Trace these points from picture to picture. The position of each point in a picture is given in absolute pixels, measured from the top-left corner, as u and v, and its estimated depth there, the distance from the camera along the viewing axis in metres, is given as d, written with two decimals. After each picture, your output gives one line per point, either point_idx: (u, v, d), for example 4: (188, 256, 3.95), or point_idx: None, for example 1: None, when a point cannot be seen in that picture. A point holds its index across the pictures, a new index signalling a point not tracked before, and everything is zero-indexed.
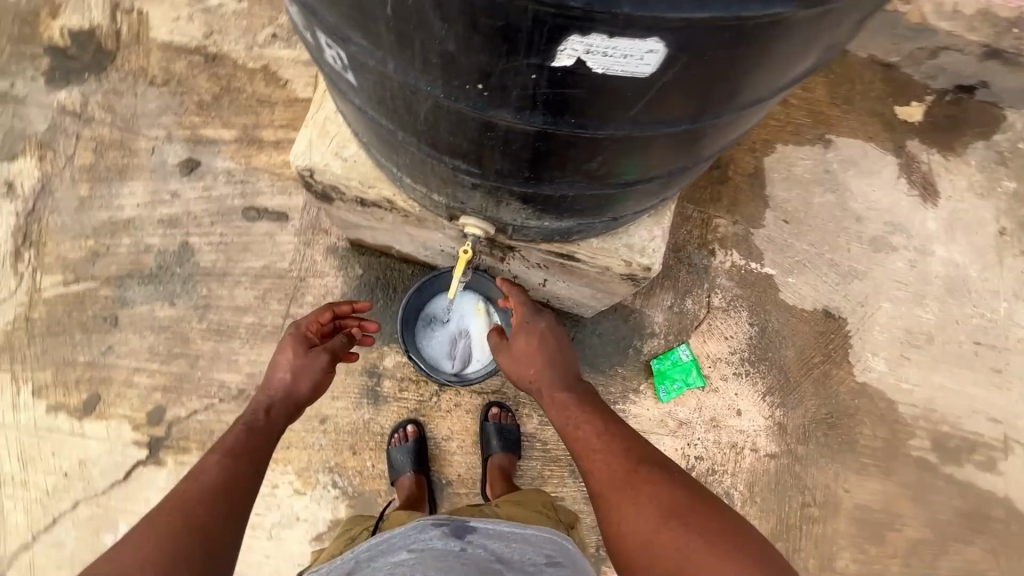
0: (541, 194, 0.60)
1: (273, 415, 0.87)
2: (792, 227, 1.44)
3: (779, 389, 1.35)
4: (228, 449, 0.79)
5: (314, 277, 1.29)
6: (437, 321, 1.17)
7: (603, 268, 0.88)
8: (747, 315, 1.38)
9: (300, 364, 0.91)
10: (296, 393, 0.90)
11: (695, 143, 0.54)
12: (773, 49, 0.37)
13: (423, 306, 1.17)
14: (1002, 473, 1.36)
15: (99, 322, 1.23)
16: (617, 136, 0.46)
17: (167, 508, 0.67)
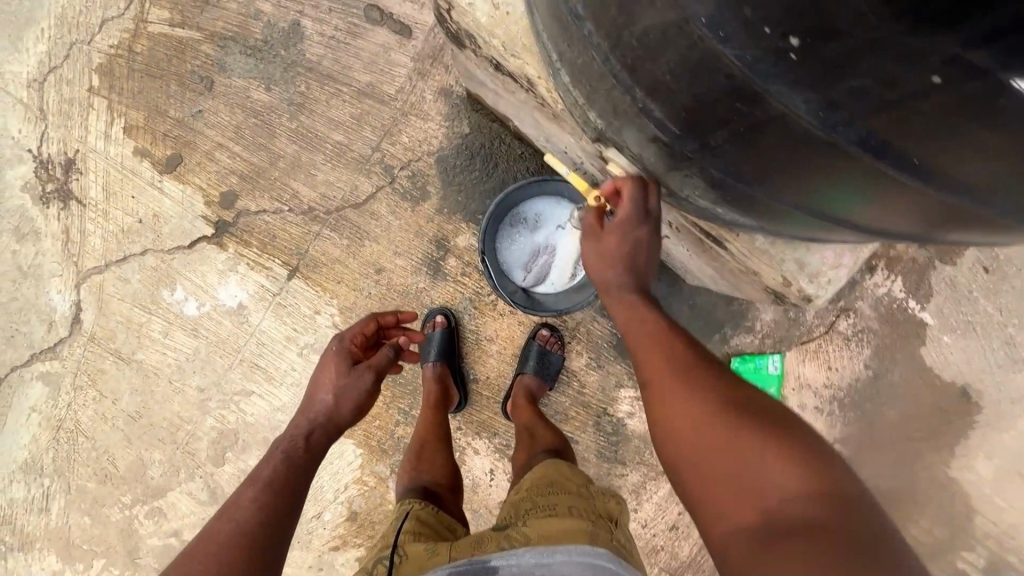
0: (741, 184, 0.42)
1: (314, 438, 0.86)
2: (991, 280, 1.11)
3: (854, 443, 1.17)
4: (268, 480, 0.78)
5: (416, 116, 1.13)
6: (525, 226, 1.03)
7: (749, 270, 0.68)
8: (868, 355, 1.15)
9: (342, 385, 0.91)
10: (338, 414, 0.89)
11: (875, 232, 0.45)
12: None
13: (515, 205, 1.02)
14: None
15: (195, 80, 1.16)
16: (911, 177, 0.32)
17: (203, 550, 0.67)
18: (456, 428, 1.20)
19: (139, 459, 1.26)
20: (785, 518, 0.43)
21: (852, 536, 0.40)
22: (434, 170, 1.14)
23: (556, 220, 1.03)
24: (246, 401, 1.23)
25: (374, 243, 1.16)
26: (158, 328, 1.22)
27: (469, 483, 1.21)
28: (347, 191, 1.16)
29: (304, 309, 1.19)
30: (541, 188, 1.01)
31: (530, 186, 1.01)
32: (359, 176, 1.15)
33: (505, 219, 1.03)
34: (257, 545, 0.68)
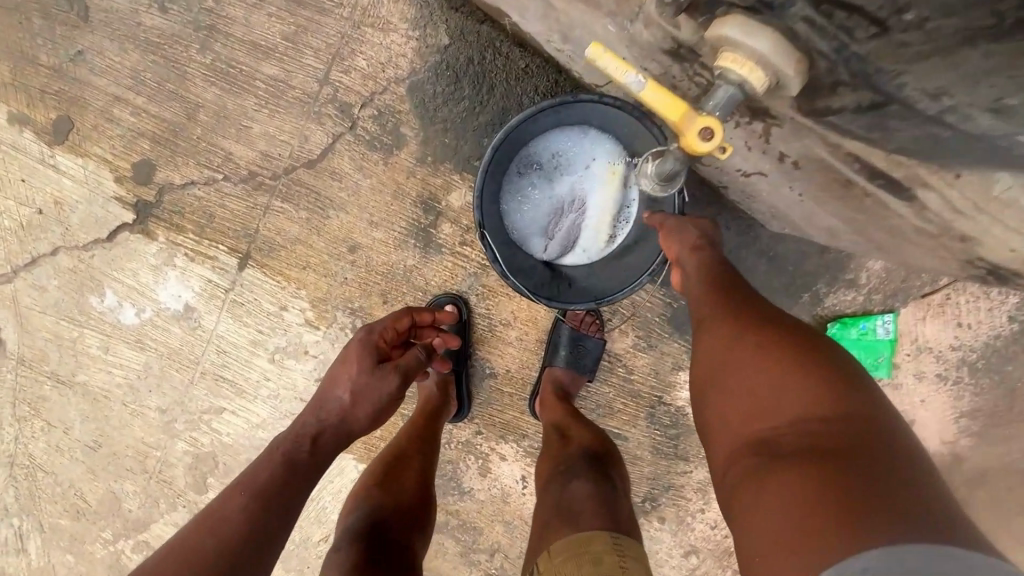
0: None
1: (324, 440, 0.61)
2: None
3: (987, 415, 0.91)
4: (262, 481, 0.56)
5: (374, 28, 0.80)
6: (541, 177, 0.76)
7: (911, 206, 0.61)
8: (1014, 305, 0.85)
9: (362, 384, 0.64)
10: (353, 421, 0.64)
11: None
12: None
13: (524, 148, 0.74)
14: None
15: (66, 9, 0.83)
16: None
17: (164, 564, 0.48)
18: (477, 432, 0.97)
19: (110, 492, 1.06)
20: (787, 449, 0.41)
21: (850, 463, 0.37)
22: (408, 104, 0.82)
23: (586, 169, 0.75)
24: (218, 420, 1.00)
25: (342, 212, 0.87)
26: (96, 343, 0.98)
27: (498, 492, 1.00)
28: (296, 145, 0.85)
29: (267, 306, 0.93)
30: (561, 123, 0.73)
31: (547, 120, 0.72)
32: (308, 123, 0.84)
33: (514, 170, 0.75)
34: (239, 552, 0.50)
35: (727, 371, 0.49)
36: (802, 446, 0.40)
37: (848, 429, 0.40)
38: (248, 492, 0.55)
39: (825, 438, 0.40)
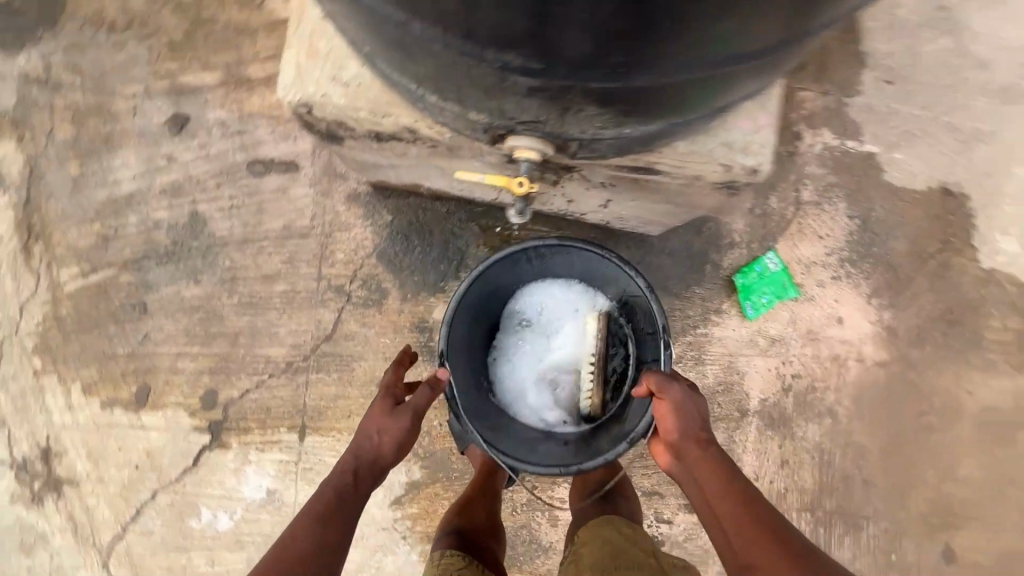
0: (617, 106, 0.45)
1: (357, 488, 0.77)
2: (898, 88, 1.17)
3: (887, 289, 1.16)
4: (314, 515, 0.72)
5: (341, 230, 1.15)
6: (538, 329, 1.11)
7: (689, 178, 0.69)
8: (845, 207, 1.16)
9: (383, 423, 0.81)
10: (382, 458, 0.80)
11: (726, 89, 0.49)
12: None
13: (524, 306, 1.11)
14: None
15: (129, 310, 1.16)
16: (685, 49, 0.36)
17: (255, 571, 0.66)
18: (532, 490, 1.13)
19: None
20: None
21: None
22: (381, 267, 1.15)
23: (568, 330, 1.10)
24: None
25: (363, 361, 1.14)
26: (203, 561, 1.14)
27: None
28: (314, 328, 1.14)
29: (331, 460, 1.13)
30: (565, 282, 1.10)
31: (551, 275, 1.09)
32: (317, 310, 1.15)
33: (509, 313, 1.11)
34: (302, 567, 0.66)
35: None
36: None
37: None
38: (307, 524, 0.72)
39: None
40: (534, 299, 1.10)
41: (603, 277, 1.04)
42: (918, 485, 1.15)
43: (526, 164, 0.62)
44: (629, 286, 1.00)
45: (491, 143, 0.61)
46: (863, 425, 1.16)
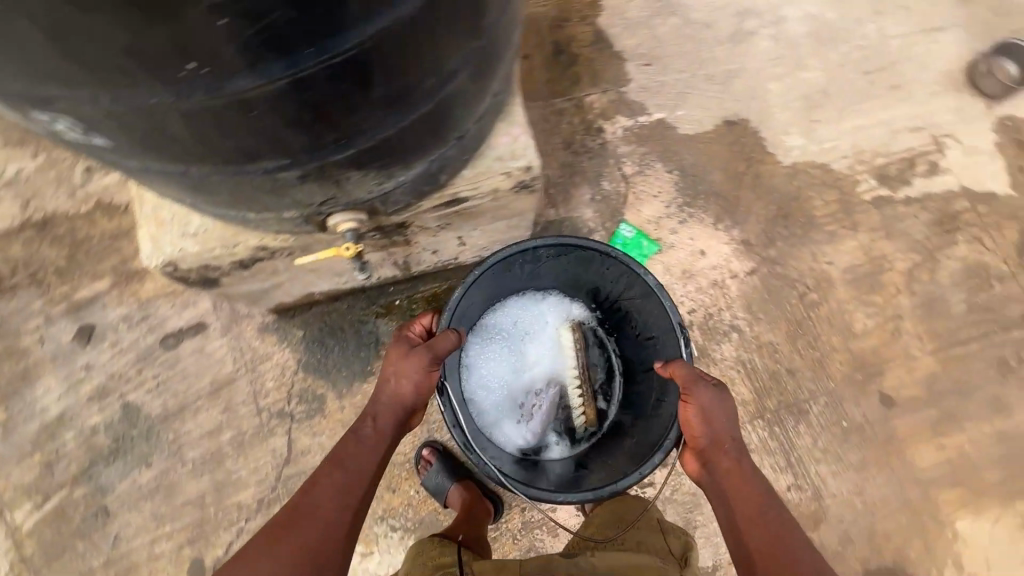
0: (370, 164, 0.61)
1: (384, 430, 0.95)
2: (656, 66, 1.44)
3: (725, 212, 1.36)
4: (344, 458, 0.91)
5: (264, 361, 1.25)
6: (518, 340, 1.33)
7: (490, 193, 0.86)
8: (662, 165, 1.38)
9: (403, 365, 0.96)
10: (403, 397, 0.96)
11: (450, 126, 0.66)
12: (454, 40, 0.52)
13: (501, 317, 1.32)
14: (946, 169, 1.41)
15: (93, 520, 1.19)
16: (373, 117, 0.53)
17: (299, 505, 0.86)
18: (522, 511, 1.21)
19: None
20: None
21: None
22: (311, 377, 1.25)
23: (547, 344, 1.34)
24: None
25: None
26: None
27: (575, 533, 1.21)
28: (272, 457, 1.21)
29: None
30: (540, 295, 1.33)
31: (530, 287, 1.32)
32: (269, 440, 1.22)
33: (494, 324, 1.31)
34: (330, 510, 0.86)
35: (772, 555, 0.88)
36: None
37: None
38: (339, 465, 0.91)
39: None
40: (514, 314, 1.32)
41: (597, 279, 1.24)
42: (831, 355, 1.30)
43: (350, 234, 0.76)
44: (630, 290, 1.19)
45: (329, 233, 0.76)
46: (764, 326, 1.31)
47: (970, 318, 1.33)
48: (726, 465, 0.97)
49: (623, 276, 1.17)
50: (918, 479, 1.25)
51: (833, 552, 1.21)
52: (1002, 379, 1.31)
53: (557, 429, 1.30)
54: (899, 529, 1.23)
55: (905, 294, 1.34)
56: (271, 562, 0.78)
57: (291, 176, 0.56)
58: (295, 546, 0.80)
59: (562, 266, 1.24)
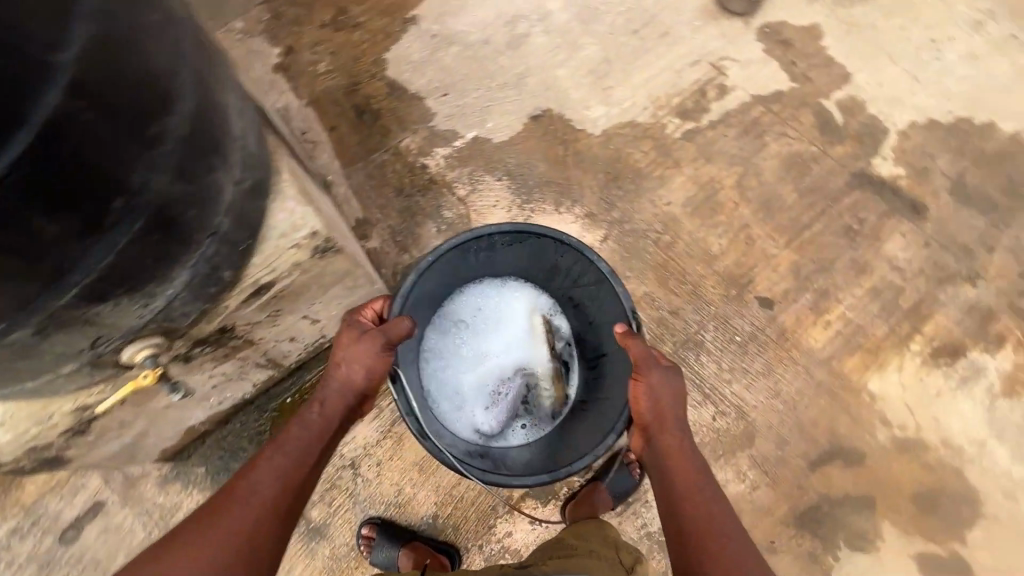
0: (112, 292, 0.62)
1: (332, 416, 0.96)
2: (453, 92, 1.53)
3: (562, 195, 1.44)
4: (290, 444, 0.90)
5: (173, 512, 1.20)
6: (477, 328, 1.35)
7: (291, 269, 0.89)
8: (491, 176, 1.46)
9: (354, 350, 0.97)
10: (352, 382, 0.97)
11: (195, 229, 0.68)
12: (123, 157, 0.55)
13: (458, 306, 1.34)
14: (733, 85, 1.55)
15: None
16: (75, 252, 0.55)
17: (238, 492, 0.82)
18: (480, 548, 1.20)
19: None
20: None
21: None
22: None
23: (511, 328, 1.35)
24: None
25: None
26: None
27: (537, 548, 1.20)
28: None
29: None
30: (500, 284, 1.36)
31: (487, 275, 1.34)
32: None
33: (451, 313, 1.34)
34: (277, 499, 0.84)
35: (707, 532, 0.90)
36: None
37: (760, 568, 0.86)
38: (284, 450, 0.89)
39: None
40: (473, 302, 1.35)
41: (552, 267, 1.27)
42: (703, 281, 1.37)
43: (145, 361, 0.77)
44: (578, 274, 1.21)
45: (128, 367, 0.77)
46: (636, 281, 1.38)
47: (803, 203, 1.45)
48: (667, 445, 1.01)
49: (577, 263, 1.19)
50: (818, 360, 1.32)
51: (774, 458, 1.25)
52: (852, 243, 1.42)
53: (524, 416, 1.31)
54: (822, 412, 1.29)
55: (743, 204, 1.44)
56: (206, 550, 0.75)
57: (23, 335, 0.57)
58: (229, 532, 0.77)
59: (517, 254, 1.27)
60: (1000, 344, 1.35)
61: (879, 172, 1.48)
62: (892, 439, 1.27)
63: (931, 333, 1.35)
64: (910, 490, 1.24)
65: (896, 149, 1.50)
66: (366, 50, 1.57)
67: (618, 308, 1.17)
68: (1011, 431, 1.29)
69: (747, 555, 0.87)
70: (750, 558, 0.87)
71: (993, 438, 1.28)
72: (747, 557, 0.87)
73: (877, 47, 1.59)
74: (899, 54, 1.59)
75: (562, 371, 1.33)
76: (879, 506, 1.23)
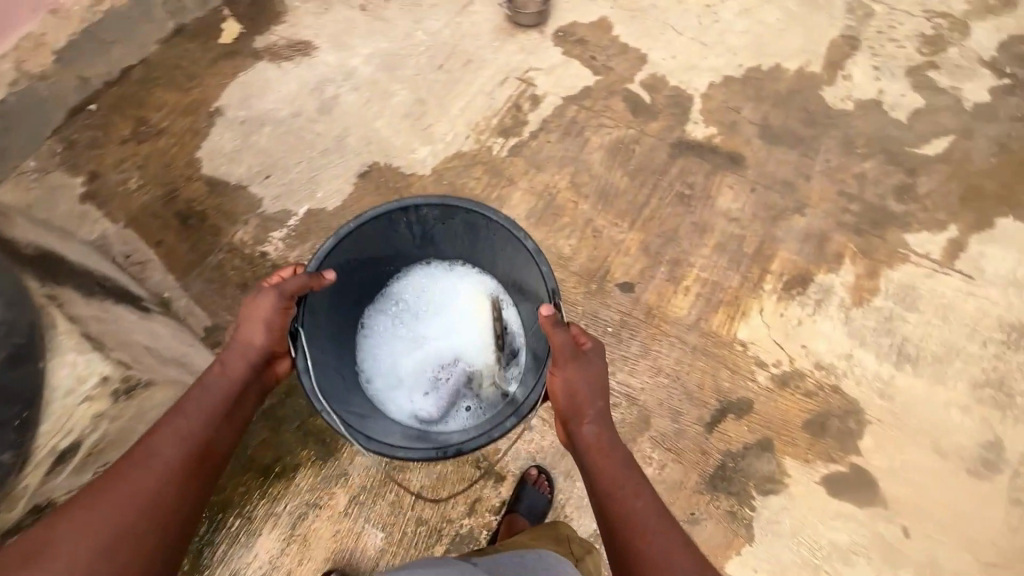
0: None
1: (236, 377, 0.95)
2: (276, 172, 1.51)
3: None
4: (190, 406, 0.88)
5: None
6: (415, 313, 1.27)
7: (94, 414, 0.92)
8: None
9: (252, 313, 0.98)
10: (253, 343, 0.98)
11: None
12: None
13: (397, 291, 1.27)
14: (542, 93, 1.61)
15: None
16: None
17: (130, 459, 0.77)
18: None
19: None
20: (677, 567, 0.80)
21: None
22: None
23: (454, 306, 1.27)
24: None
25: None
26: None
27: None
28: None
29: None
30: (448, 266, 1.28)
31: (432, 256, 1.28)
32: None
33: (391, 297, 1.27)
34: (179, 457, 0.80)
35: (634, 520, 0.87)
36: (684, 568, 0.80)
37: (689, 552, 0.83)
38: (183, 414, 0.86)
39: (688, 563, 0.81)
40: (416, 283, 1.28)
41: (488, 247, 1.20)
42: (563, 285, 1.41)
43: None
44: (507, 241, 1.14)
45: None
46: None
47: (634, 184, 1.52)
48: (586, 437, 1.00)
49: (507, 234, 1.12)
50: (687, 326, 1.38)
51: (671, 432, 1.29)
52: (689, 208, 1.50)
53: (468, 399, 1.21)
54: (704, 373, 1.34)
55: (580, 201, 1.50)
56: (92, 514, 0.69)
57: None
58: (127, 493, 0.72)
59: (455, 230, 1.20)
60: (840, 261, 1.46)
61: (694, 136, 1.58)
62: (771, 378, 1.34)
63: (779, 269, 1.44)
64: (800, 420, 1.31)
65: (702, 112, 1.60)
66: (175, 155, 1.53)
67: (543, 284, 1.11)
68: (869, 336, 1.39)
69: (674, 540, 0.84)
70: (678, 542, 0.84)
71: (857, 348, 1.38)
72: (672, 542, 0.84)
73: (662, 24, 1.71)
74: (681, 26, 1.71)
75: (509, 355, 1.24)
76: (777, 445, 1.29)
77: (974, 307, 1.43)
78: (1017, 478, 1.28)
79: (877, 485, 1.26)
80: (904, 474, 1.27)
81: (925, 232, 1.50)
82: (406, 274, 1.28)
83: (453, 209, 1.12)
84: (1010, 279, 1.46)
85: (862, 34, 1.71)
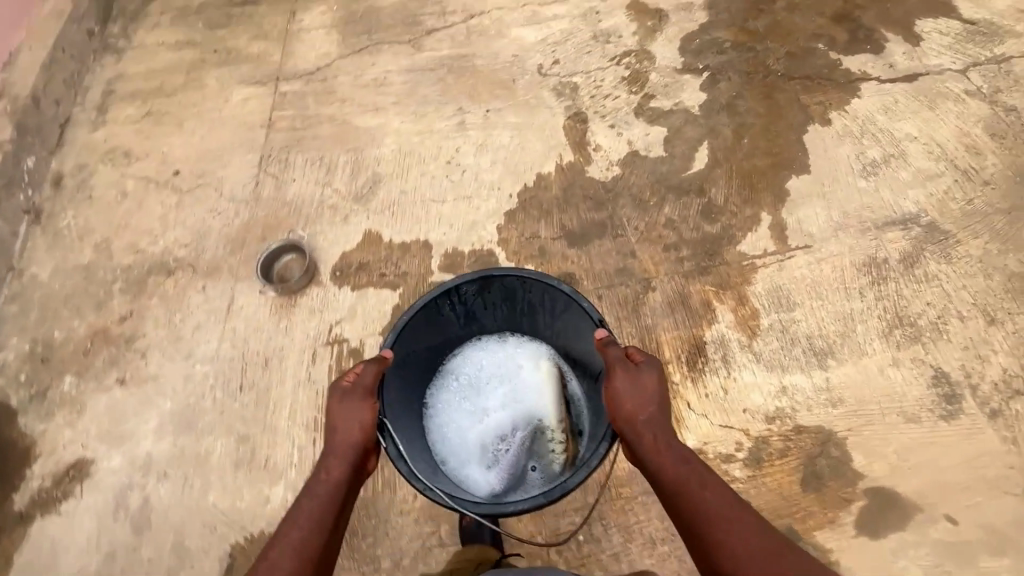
0: None
1: (338, 477, 1.00)
2: None
3: None
4: (307, 510, 0.95)
5: None
6: (473, 390, 1.34)
7: None
8: None
9: (347, 411, 1.06)
10: (352, 439, 1.04)
11: None
12: None
13: (452, 368, 1.37)
14: (356, 343, 1.47)
15: None
16: None
17: (263, 569, 0.86)
18: None
19: None
20: (758, 548, 0.81)
21: (779, 558, 0.79)
22: None
23: (512, 373, 1.35)
24: None
25: None
26: None
27: None
28: None
29: None
30: (499, 337, 1.39)
31: (481, 330, 1.39)
32: None
33: (451, 376, 1.36)
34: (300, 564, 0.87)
35: (710, 510, 0.88)
36: (766, 550, 0.80)
37: (769, 533, 0.83)
38: (301, 521, 0.93)
39: (769, 546, 0.81)
40: (474, 359, 1.37)
41: (530, 306, 1.33)
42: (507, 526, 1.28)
43: None
44: (548, 295, 1.27)
45: None
46: None
47: None
48: (644, 439, 1.01)
49: (544, 291, 1.27)
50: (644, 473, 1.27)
51: None
52: None
53: (537, 457, 1.28)
54: None
55: None
56: None
57: None
58: None
59: (498, 302, 1.33)
60: (711, 307, 1.44)
61: None
62: (746, 465, 1.25)
63: (672, 353, 1.39)
64: (797, 486, 1.22)
65: (508, 260, 1.57)
66: None
67: (584, 315, 1.24)
68: (784, 358, 1.37)
69: (754, 524, 0.85)
70: (755, 524, 0.85)
71: (784, 376, 1.34)
72: (753, 528, 0.84)
73: (421, 203, 1.67)
74: (437, 195, 1.68)
75: (569, 406, 1.31)
76: (799, 528, 1.19)
77: (832, 268, 1.47)
78: (979, 393, 1.30)
79: (898, 495, 1.20)
80: (907, 465, 1.23)
81: (749, 234, 1.54)
82: (464, 350, 1.38)
83: (491, 279, 1.25)
84: (834, 225, 1.54)
85: (582, 106, 1.81)
